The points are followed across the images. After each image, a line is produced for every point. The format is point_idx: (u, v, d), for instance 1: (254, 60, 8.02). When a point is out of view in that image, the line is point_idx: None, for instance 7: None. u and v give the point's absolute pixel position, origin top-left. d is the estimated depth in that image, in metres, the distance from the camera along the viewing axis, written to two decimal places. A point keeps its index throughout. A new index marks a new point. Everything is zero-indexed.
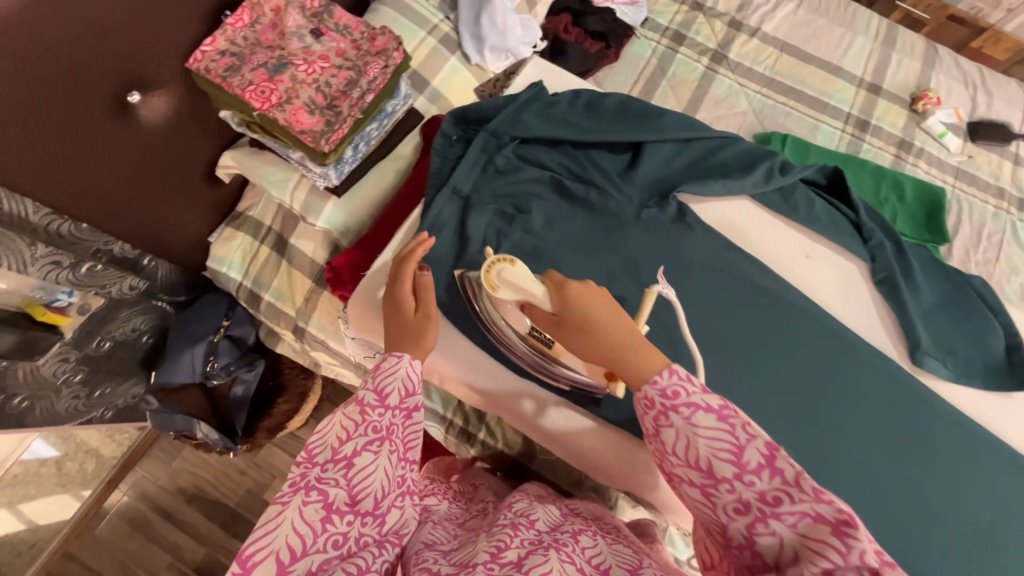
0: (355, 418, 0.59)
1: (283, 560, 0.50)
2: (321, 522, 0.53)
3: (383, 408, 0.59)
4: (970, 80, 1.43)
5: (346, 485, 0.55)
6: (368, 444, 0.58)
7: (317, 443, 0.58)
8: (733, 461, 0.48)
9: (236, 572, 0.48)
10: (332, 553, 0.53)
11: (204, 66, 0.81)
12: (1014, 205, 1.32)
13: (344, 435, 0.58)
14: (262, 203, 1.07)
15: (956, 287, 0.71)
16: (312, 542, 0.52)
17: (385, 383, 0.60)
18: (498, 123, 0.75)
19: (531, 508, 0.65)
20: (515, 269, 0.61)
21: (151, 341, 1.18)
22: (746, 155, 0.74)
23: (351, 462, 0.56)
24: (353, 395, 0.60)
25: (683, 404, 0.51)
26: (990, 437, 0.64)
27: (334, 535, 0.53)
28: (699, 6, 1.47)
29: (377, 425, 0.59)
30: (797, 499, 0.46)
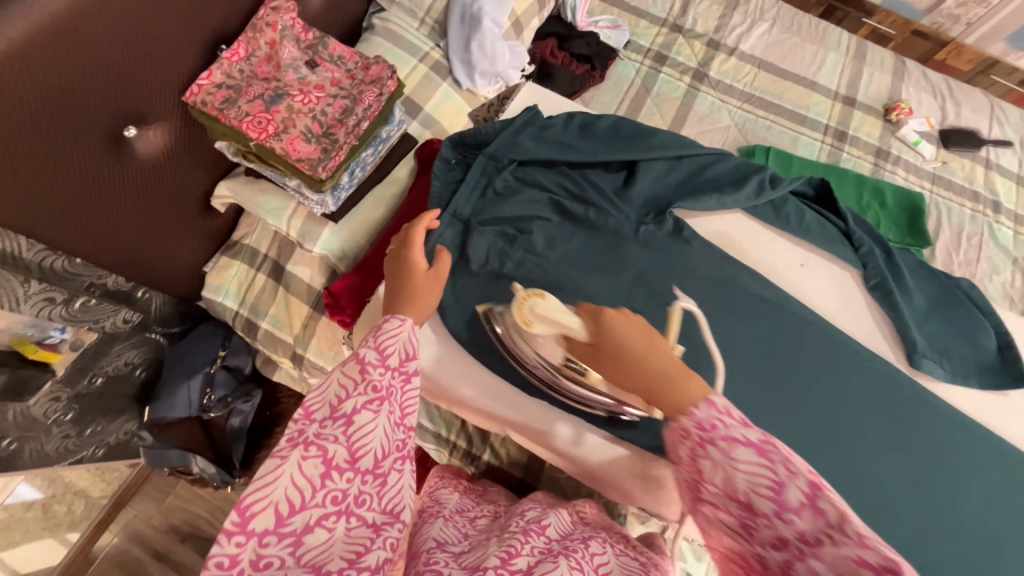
0: (355, 377, 0.56)
1: (281, 513, 0.49)
2: (320, 477, 0.52)
3: (385, 368, 0.57)
4: (938, 91, 1.49)
5: (345, 443, 0.54)
6: (368, 403, 0.55)
7: (315, 397, 0.56)
8: (773, 498, 0.46)
9: (233, 524, 0.47)
10: (331, 508, 0.52)
11: (200, 99, 0.82)
12: (989, 207, 1.37)
13: (343, 393, 0.55)
14: (258, 230, 1.07)
15: (946, 290, 0.73)
16: (311, 497, 0.51)
17: (387, 343, 0.58)
18: (495, 147, 0.77)
19: (543, 514, 0.65)
20: (546, 303, 0.61)
21: (143, 375, 1.16)
22: (737, 170, 0.77)
23: (350, 420, 0.54)
24: (354, 352, 0.57)
25: (721, 439, 0.48)
26: (993, 436, 0.65)
27: (334, 491, 0.52)
28: (678, 28, 1.53)
29: (378, 385, 0.56)
30: (840, 543, 0.42)
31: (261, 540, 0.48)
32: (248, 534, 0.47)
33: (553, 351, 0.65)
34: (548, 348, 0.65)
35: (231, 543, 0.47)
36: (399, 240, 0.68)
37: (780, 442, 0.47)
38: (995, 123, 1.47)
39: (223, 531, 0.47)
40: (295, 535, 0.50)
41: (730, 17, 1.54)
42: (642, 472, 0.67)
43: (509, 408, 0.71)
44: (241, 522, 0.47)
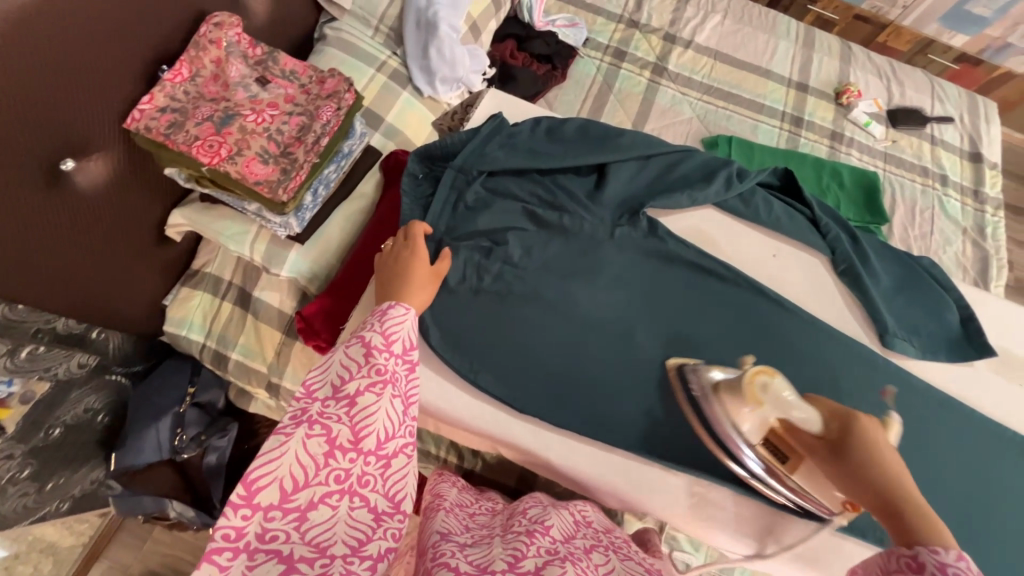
0: (359, 358, 0.56)
1: (286, 488, 0.49)
2: (323, 455, 0.51)
3: (388, 352, 0.57)
4: (883, 72, 1.56)
5: (348, 423, 0.53)
6: (371, 385, 0.55)
7: (318, 380, 0.56)
8: None
9: (240, 495, 0.47)
10: (334, 487, 0.50)
11: (143, 124, 0.77)
12: (938, 181, 1.44)
13: (345, 375, 0.56)
14: (219, 257, 1.01)
15: (909, 269, 0.76)
16: (314, 474, 0.50)
17: (392, 329, 0.59)
18: (464, 158, 0.76)
19: (546, 513, 0.62)
20: (779, 381, 0.56)
21: (107, 420, 1.09)
22: (704, 166, 0.77)
23: (352, 401, 0.54)
24: (358, 336, 0.58)
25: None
26: (964, 407, 0.68)
27: (337, 470, 0.51)
28: (634, 23, 1.54)
29: (381, 368, 0.56)
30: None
31: (266, 514, 0.48)
32: (254, 508, 0.48)
33: (759, 429, 0.58)
34: (752, 423, 0.58)
35: (237, 516, 0.47)
36: (399, 237, 0.69)
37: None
38: (937, 101, 1.54)
39: (229, 504, 0.47)
40: (299, 511, 0.49)
41: (683, 10, 1.57)
42: (638, 477, 0.67)
43: (497, 427, 0.68)
44: (248, 495, 0.48)
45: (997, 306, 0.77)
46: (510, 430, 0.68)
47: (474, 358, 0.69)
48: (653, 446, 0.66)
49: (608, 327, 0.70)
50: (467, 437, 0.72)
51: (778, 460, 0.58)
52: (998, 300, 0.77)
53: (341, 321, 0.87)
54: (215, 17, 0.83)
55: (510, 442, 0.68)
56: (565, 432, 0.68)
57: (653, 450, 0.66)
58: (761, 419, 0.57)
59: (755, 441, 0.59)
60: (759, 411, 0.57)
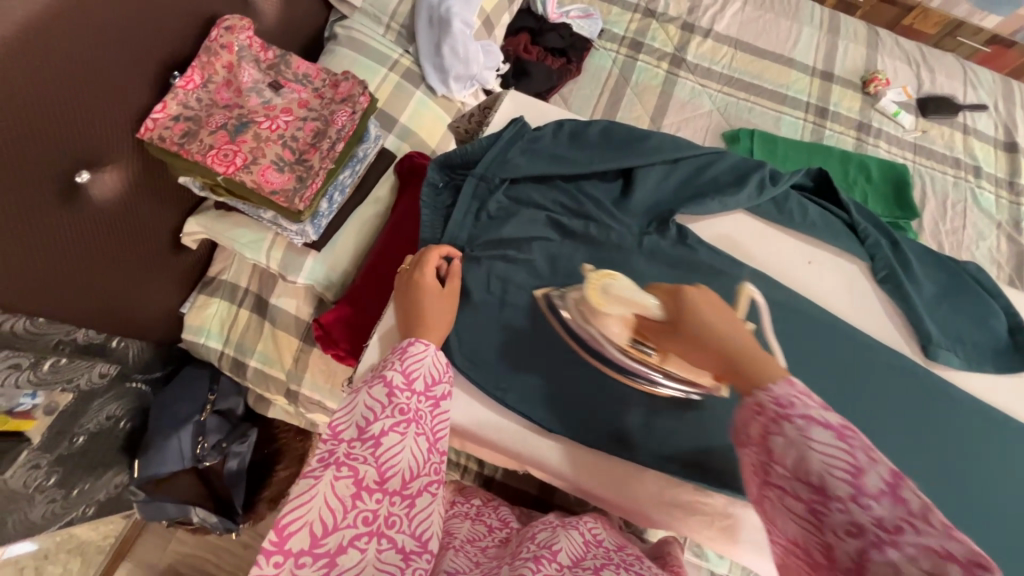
0: (382, 398, 0.56)
1: (315, 533, 0.48)
2: (351, 497, 0.51)
3: (410, 391, 0.58)
4: (912, 59, 1.49)
5: (375, 463, 0.53)
6: (395, 425, 0.55)
7: (343, 421, 0.56)
8: (850, 482, 0.42)
9: (271, 542, 0.46)
10: (363, 529, 0.51)
11: (157, 134, 0.76)
12: (971, 173, 1.38)
13: (370, 415, 0.55)
14: (235, 264, 1.01)
15: (954, 274, 0.73)
16: (342, 517, 0.50)
17: (413, 367, 0.59)
18: (485, 166, 0.74)
19: (554, 536, 0.60)
20: (621, 284, 0.59)
21: (130, 426, 1.09)
22: (735, 168, 0.74)
23: (378, 442, 0.54)
24: (380, 374, 0.58)
25: (799, 415, 0.45)
26: (1014, 421, 0.65)
27: (364, 512, 0.51)
28: (651, 12, 1.49)
29: (404, 407, 0.57)
30: (921, 531, 0.39)
31: (297, 560, 0.47)
32: (286, 554, 0.47)
33: (625, 331, 0.61)
34: (615, 327, 0.61)
35: (269, 564, 0.46)
36: (412, 259, 0.67)
37: (859, 429, 0.44)
38: (969, 87, 1.47)
39: (262, 550, 0.46)
40: (328, 556, 0.48)
41: None
42: (668, 495, 0.65)
43: (524, 445, 0.68)
44: (280, 541, 0.47)
45: None
46: (538, 447, 0.68)
47: (501, 374, 0.68)
48: (684, 463, 0.64)
49: None
50: (495, 456, 0.72)
51: (650, 355, 0.61)
52: None
53: (360, 330, 0.85)
54: (226, 20, 0.81)
55: (537, 459, 0.67)
56: (593, 449, 0.67)
57: (684, 467, 0.64)
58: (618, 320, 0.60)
59: (625, 343, 0.61)
60: (617, 317, 0.60)
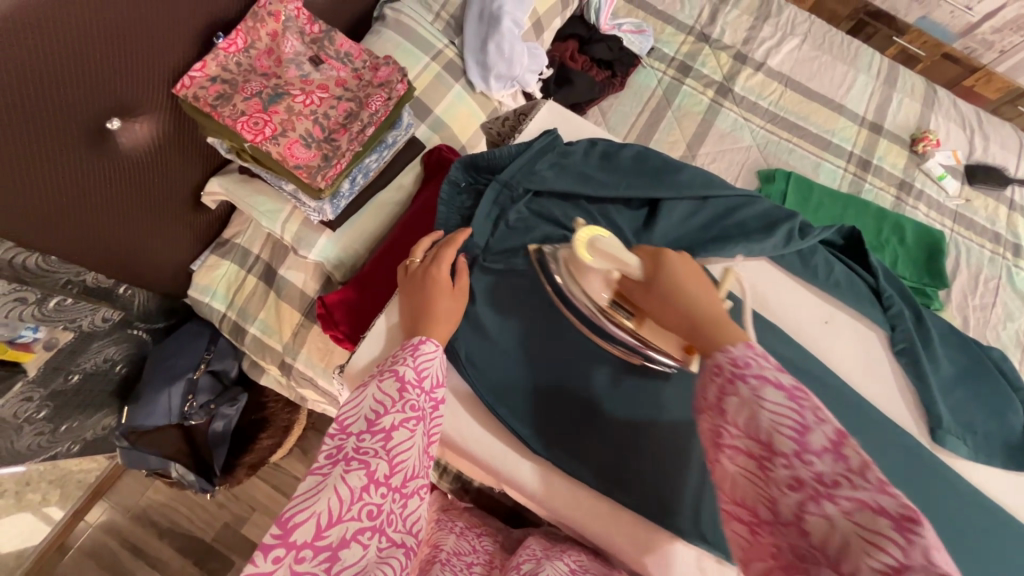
0: (392, 393, 0.56)
1: (320, 523, 0.47)
2: (359, 488, 0.50)
3: (420, 389, 0.57)
4: (967, 123, 1.44)
5: (385, 457, 0.52)
6: (405, 420, 0.55)
7: (350, 415, 0.56)
8: (797, 439, 0.42)
9: (275, 535, 0.45)
10: (366, 524, 0.50)
11: (192, 93, 0.75)
12: (1009, 250, 1.33)
13: (380, 409, 0.55)
14: (250, 230, 1.01)
15: (977, 359, 0.69)
16: (347, 508, 0.49)
17: (424, 365, 0.59)
18: (510, 172, 0.73)
19: (540, 566, 0.61)
20: (608, 235, 0.58)
21: (125, 371, 1.11)
22: (766, 215, 0.72)
23: (388, 435, 0.53)
24: (390, 368, 0.58)
25: (753, 374, 0.45)
26: (1016, 523, 0.62)
27: (369, 505, 0.50)
28: (705, 37, 1.46)
29: (414, 404, 0.57)
30: (857, 487, 0.39)
31: (298, 554, 0.45)
32: (288, 547, 0.45)
33: (605, 289, 0.59)
34: (599, 285, 0.59)
35: (267, 560, 0.44)
36: (426, 252, 0.67)
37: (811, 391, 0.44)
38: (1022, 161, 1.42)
39: (260, 546, 0.45)
40: (331, 550, 0.47)
41: (759, 28, 1.47)
42: (648, 542, 0.63)
43: (506, 463, 0.66)
44: (283, 534, 0.46)
45: None
46: (519, 469, 0.66)
47: (492, 386, 0.67)
48: (666, 510, 0.63)
49: (636, 373, 0.66)
50: (473, 469, 0.71)
51: (625, 320, 0.59)
52: None
53: (362, 317, 0.84)
54: None
55: (516, 480, 0.66)
56: (574, 480, 0.65)
57: (662, 512, 0.63)
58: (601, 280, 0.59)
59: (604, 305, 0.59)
60: (599, 272, 0.59)
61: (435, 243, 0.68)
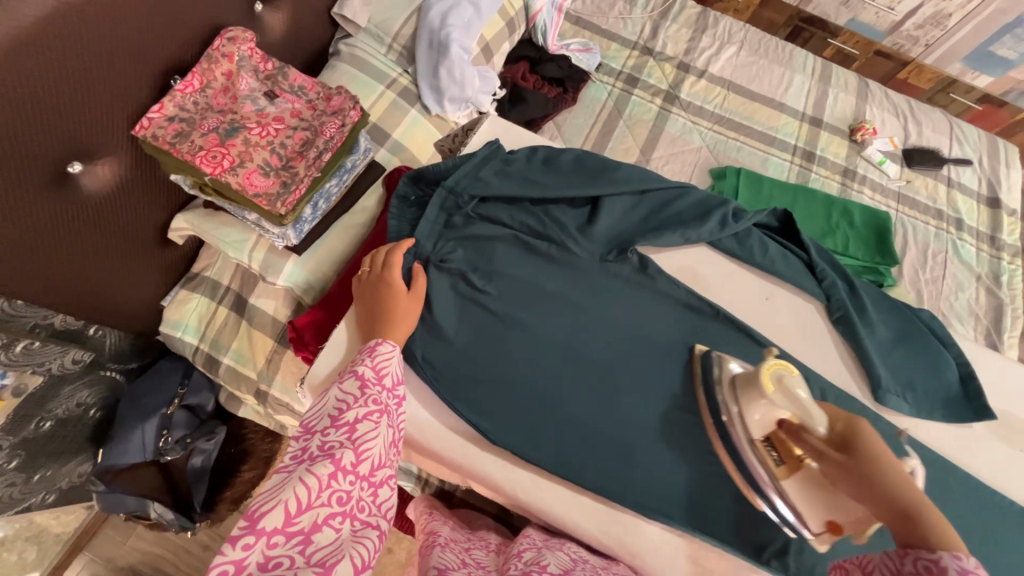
0: (354, 391, 0.59)
1: (289, 511, 0.48)
2: (327, 476, 0.51)
3: (381, 386, 0.60)
4: (901, 111, 1.53)
5: (351, 446, 0.54)
6: (368, 414, 0.57)
7: (314, 418, 0.58)
8: None
9: (242, 527, 0.46)
10: (338, 509, 0.51)
11: (151, 133, 0.79)
12: (953, 225, 1.40)
13: (343, 406, 0.58)
14: (219, 262, 1.04)
15: (910, 321, 0.74)
16: (317, 495, 0.50)
17: (383, 364, 0.62)
18: (456, 181, 0.77)
19: (541, 555, 0.62)
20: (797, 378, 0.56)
21: (99, 415, 1.10)
22: (700, 205, 0.77)
23: (353, 428, 0.56)
24: (350, 369, 0.61)
25: None
26: (960, 471, 0.65)
27: (338, 492, 0.52)
28: (649, 51, 1.55)
29: (376, 399, 0.59)
30: None
31: (269, 540, 0.47)
32: (257, 534, 0.46)
33: (764, 426, 0.57)
34: (759, 416, 0.57)
35: (237, 547, 0.45)
36: (378, 262, 0.70)
37: None
38: (955, 142, 1.51)
39: (229, 536, 0.45)
40: (303, 534, 0.48)
41: (699, 39, 1.57)
42: (613, 523, 0.66)
43: (471, 462, 0.68)
44: (251, 523, 0.46)
45: (999, 365, 0.74)
46: (480, 462, 0.68)
47: (452, 385, 0.69)
48: (628, 490, 0.65)
49: (590, 361, 0.69)
50: (442, 469, 0.73)
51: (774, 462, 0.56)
52: (1003, 360, 0.74)
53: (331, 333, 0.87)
54: (230, 32, 0.86)
55: (478, 474, 0.68)
56: (534, 468, 0.68)
57: (624, 493, 0.65)
58: (766, 415, 0.56)
59: (756, 437, 0.58)
60: (767, 408, 0.56)
61: (385, 254, 0.71)
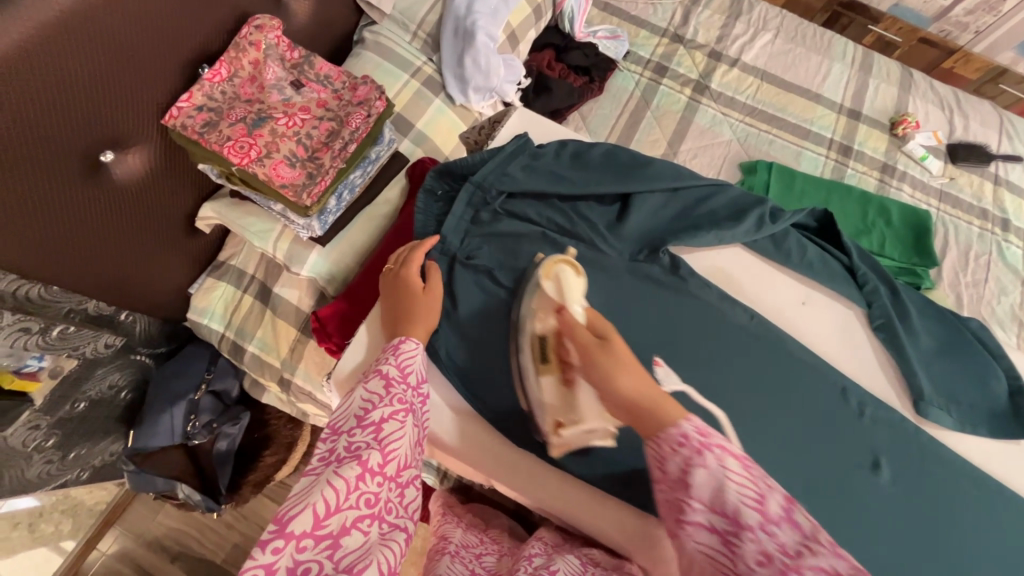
0: (379, 390, 0.58)
1: (318, 514, 0.48)
2: (354, 478, 0.52)
3: (406, 384, 0.60)
4: (946, 103, 1.45)
5: (378, 447, 0.54)
6: (394, 413, 0.57)
7: (340, 418, 0.58)
8: (758, 509, 0.44)
9: (273, 531, 0.47)
10: (365, 511, 0.51)
11: (180, 122, 0.79)
12: (998, 225, 1.33)
13: (368, 406, 0.57)
14: (244, 252, 1.05)
15: (956, 330, 0.70)
16: (345, 498, 0.50)
17: (407, 362, 0.61)
18: (484, 176, 0.76)
19: (551, 560, 0.62)
20: (576, 280, 0.66)
21: (129, 397, 1.13)
22: (735, 203, 0.74)
23: (379, 428, 0.56)
24: (375, 368, 0.60)
25: (719, 444, 0.47)
26: (1006, 491, 0.62)
27: (366, 494, 0.52)
28: (679, 38, 1.49)
29: (401, 397, 0.59)
30: (818, 554, 0.42)
31: (299, 543, 0.47)
32: (287, 538, 0.46)
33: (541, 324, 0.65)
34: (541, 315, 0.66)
35: (267, 551, 0.45)
36: (399, 259, 0.70)
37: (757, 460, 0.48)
38: (1005, 137, 1.43)
39: (259, 540, 0.46)
40: (332, 538, 0.49)
41: (732, 26, 1.51)
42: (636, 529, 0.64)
43: (494, 460, 0.68)
44: (280, 527, 0.47)
45: None
46: (503, 460, 0.68)
47: (478, 384, 0.69)
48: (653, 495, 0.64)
49: None
50: (464, 467, 0.72)
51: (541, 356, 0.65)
52: None
53: (355, 325, 0.87)
54: (257, 19, 0.85)
55: (501, 474, 0.68)
56: (558, 470, 0.67)
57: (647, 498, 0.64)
58: (546, 316, 0.65)
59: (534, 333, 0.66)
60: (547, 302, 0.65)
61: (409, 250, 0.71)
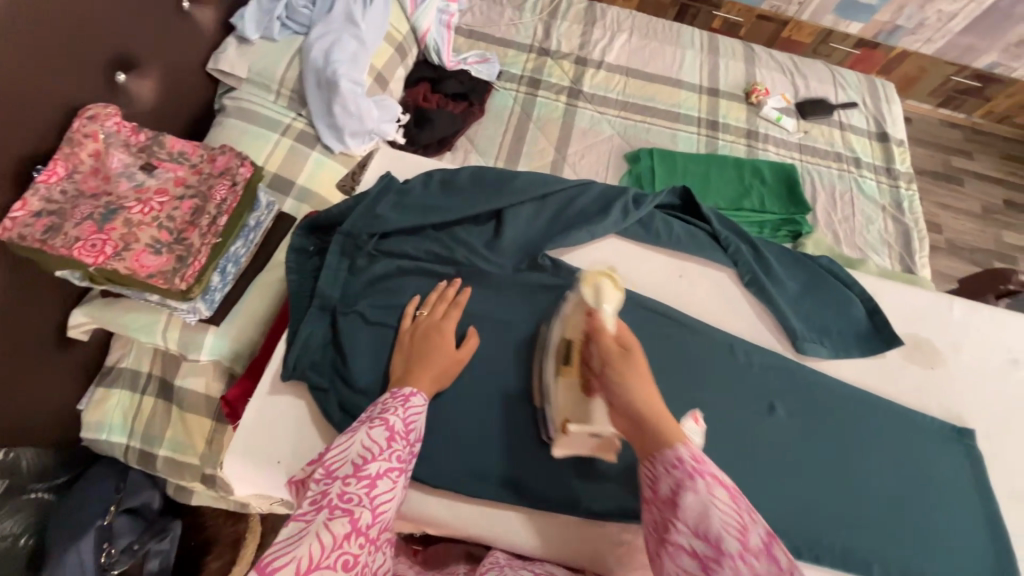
0: (381, 442, 0.55)
1: (300, 568, 0.45)
2: (341, 535, 0.48)
3: (406, 441, 0.57)
4: (787, 68, 1.63)
5: (369, 506, 0.51)
6: (391, 470, 0.54)
7: (336, 458, 0.54)
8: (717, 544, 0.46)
9: None
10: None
11: (16, 233, 0.72)
12: (852, 165, 1.50)
13: (367, 455, 0.54)
14: (134, 351, 0.97)
15: (811, 269, 0.78)
16: (327, 554, 0.46)
17: (413, 418, 0.58)
18: (352, 223, 0.75)
19: None
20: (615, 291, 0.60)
21: (31, 544, 0.95)
22: (601, 198, 0.79)
23: (373, 483, 0.52)
24: (381, 416, 0.57)
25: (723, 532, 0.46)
26: (880, 400, 0.69)
27: (347, 555, 0.48)
28: (545, 51, 1.58)
29: (400, 455, 0.56)
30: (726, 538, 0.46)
31: None
32: None
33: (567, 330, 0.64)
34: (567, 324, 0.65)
35: None
36: (436, 308, 0.69)
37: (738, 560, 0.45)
38: (840, 88, 1.62)
39: None
40: None
41: (590, 33, 1.62)
42: (576, 527, 0.67)
43: (424, 502, 0.67)
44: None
45: (904, 292, 0.78)
46: (439, 500, 0.68)
47: None
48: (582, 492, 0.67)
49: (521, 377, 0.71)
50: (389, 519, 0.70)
51: (559, 362, 0.64)
52: (906, 286, 0.78)
53: None
54: (89, 110, 0.81)
55: (436, 514, 0.67)
56: (489, 495, 0.68)
57: (577, 499, 0.67)
58: (576, 323, 0.63)
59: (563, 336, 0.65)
60: (577, 308, 0.63)
61: (445, 297, 0.70)
